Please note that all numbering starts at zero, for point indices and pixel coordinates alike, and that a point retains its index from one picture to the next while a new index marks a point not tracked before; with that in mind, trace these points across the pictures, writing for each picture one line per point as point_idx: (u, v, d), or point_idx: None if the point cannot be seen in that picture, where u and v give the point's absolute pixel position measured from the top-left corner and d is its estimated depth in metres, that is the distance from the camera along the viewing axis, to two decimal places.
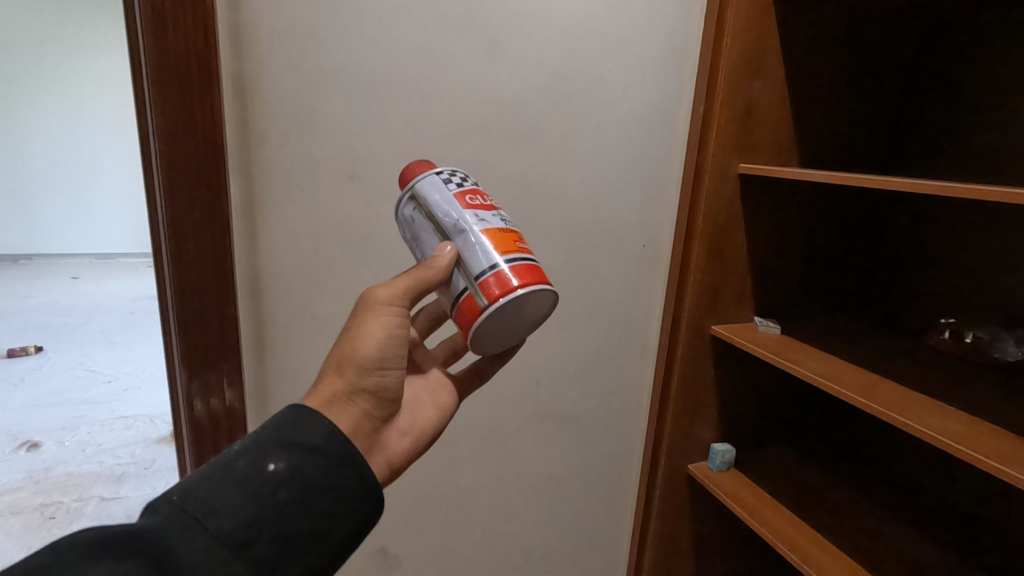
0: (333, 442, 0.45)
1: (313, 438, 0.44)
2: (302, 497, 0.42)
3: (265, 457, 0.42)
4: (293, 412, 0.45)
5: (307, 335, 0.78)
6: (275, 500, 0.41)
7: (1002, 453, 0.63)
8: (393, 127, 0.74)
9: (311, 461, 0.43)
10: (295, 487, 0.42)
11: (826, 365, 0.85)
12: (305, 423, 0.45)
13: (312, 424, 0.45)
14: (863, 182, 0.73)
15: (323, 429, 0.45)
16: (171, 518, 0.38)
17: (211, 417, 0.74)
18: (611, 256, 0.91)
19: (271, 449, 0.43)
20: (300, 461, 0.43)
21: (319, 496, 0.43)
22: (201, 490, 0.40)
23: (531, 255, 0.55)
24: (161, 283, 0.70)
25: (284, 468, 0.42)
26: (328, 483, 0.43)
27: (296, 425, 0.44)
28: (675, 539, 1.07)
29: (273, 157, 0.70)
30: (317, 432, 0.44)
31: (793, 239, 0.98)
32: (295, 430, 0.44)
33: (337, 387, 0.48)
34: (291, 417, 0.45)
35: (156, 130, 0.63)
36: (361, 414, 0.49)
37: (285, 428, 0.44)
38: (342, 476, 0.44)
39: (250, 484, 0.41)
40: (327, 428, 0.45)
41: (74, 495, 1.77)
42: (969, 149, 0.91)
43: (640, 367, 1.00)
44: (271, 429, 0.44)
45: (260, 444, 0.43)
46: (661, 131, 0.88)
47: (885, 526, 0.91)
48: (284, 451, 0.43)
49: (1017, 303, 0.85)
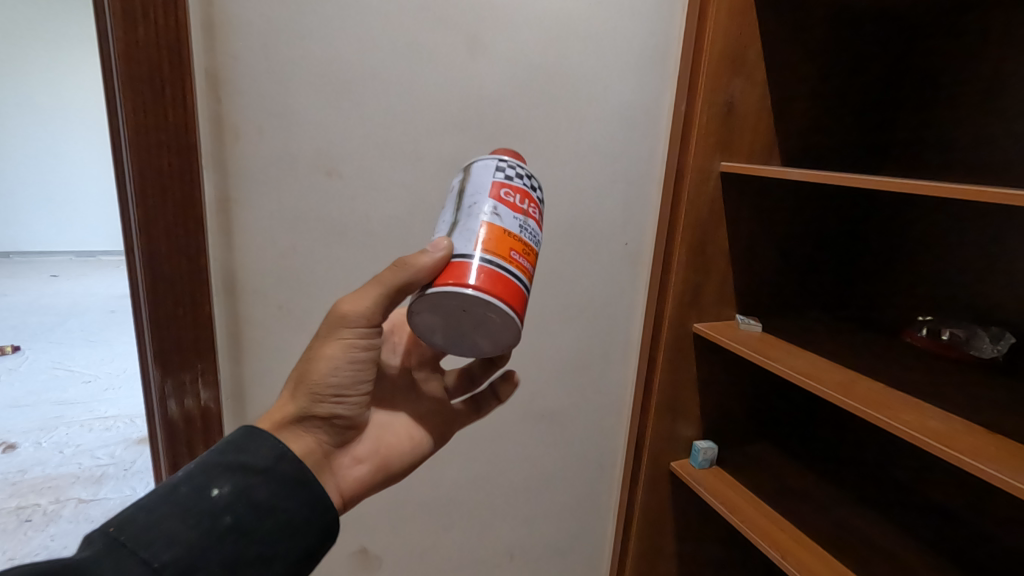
0: (280, 464, 0.46)
1: (259, 460, 0.45)
2: (246, 521, 0.43)
3: (209, 483, 0.43)
4: (241, 434, 0.46)
5: (285, 333, 0.77)
6: (218, 524, 0.42)
7: (976, 450, 0.63)
8: (371, 122, 0.73)
9: (256, 484, 0.44)
10: (239, 511, 0.43)
11: (805, 362, 0.85)
12: (253, 446, 0.46)
13: (260, 445, 0.46)
14: (842, 180, 0.74)
15: (271, 450, 0.46)
16: (110, 549, 0.38)
17: (186, 417, 0.73)
18: (594, 253, 0.91)
19: (216, 473, 0.44)
20: (246, 484, 0.44)
21: (261, 518, 0.43)
22: (140, 520, 0.40)
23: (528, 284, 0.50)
24: (133, 282, 0.68)
25: (229, 492, 0.43)
26: (275, 504, 0.44)
27: (242, 447, 0.45)
28: (658, 537, 1.07)
29: (249, 153, 0.69)
30: (264, 453, 0.45)
31: (775, 238, 0.98)
32: (241, 452, 0.45)
33: (288, 412, 0.49)
34: (237, 439, 0.46)
35: (126, 127, 0.61)
36: (313, 441, 0.50)
37: (232, 452, 0.45)
38: (286, 497, 0.45)
39: (192, 509, 0.41)
40: (275, 448, 0.46)
41: (52, 497, 1.74)
42: (946, 149, 0.92)
43: (622, 365, 1.00)
44: (216, 453, 0.45)
45: (205, 469, 0.44)
46: (643, 129, 0.88)
47: (864, 522, 0.92)
48: (229, 475, 0.44)
49: (993, 300, 0.86)
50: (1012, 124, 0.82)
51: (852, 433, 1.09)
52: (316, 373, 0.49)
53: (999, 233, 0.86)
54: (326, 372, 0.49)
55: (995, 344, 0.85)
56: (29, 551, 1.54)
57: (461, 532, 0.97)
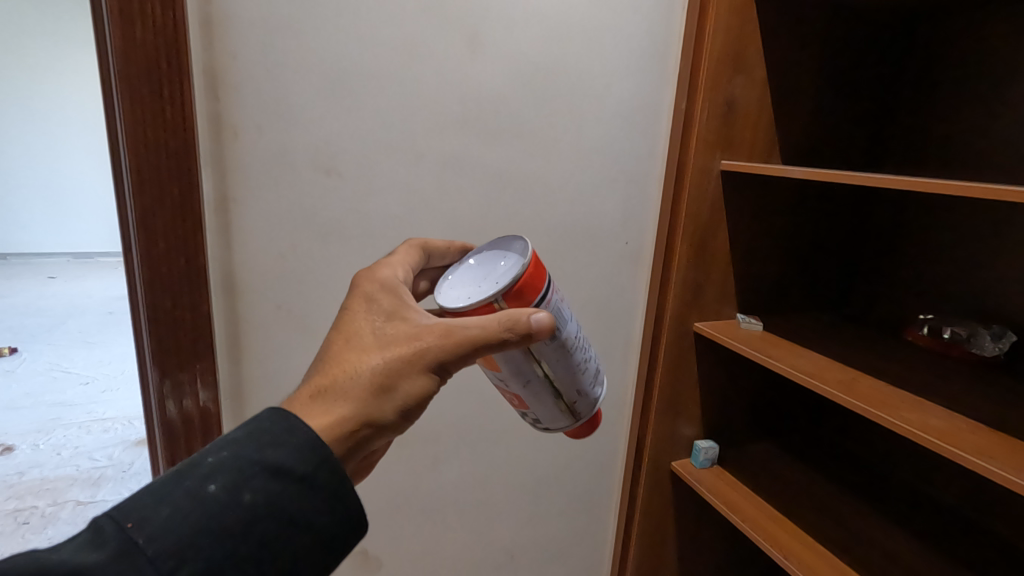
0: (321, 472, 0.37)
1: (298, 465, 0.36)
2: (276, 540, 0.35)
3: (237, 484, 0.35)
4: (280, 425, 0.38)
5: (284, 333, 0.76)
6: (241, 543, 0.34)
7: (981, 449, 0.63)
8: (370, 121, 0.73)
9: (292, 494, 0.36)
10: (269, 528, 0.35)
11: (808, 361, 0.85)
12: (294, 445, 0.37)
13: (302, 445, 0.37)
14: (843, 178, 0.73)
15: (313, 453, 0.37)
16: (115, 556, 0.31)
17: (185, 418, 0.72)
18: (595, 252, 0.91)
19: (249, 473, 0.36)
20: (280, 492, 0.36)
21: (291, 535, 0.35)
22: (161, 518, 0.33)
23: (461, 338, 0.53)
24: (131, 282, 0.68)
25: (261, 500, 0.35)
26: (310, 519, 0.36)
27: (283, 443, 0.37)
28: (659, 537, 1.07)
29: (248, 151, 0.68)
30: (306, 457, 0.37)
31: (775, 236, 0.98)
32: (280, 452, 0.37)
33: (356, 425, 0.40)
34: (277, 430, 0.37)
35: (123, 125, 0.61)
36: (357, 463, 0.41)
37: (269, 448, 0.37)
38: (322, 513, 0.37)
39: (214, 518, 0.34)
40: (319, 450, 0.37)
41: (49, 500, 1.73)
42: (946, 147, 0.92)
43: (623, 364, 1.00)
44: (252, 445, 0.37)
45: (235, 464, 0.36)
46: (644, 127, 0.88)
47: (866, 521, 0.92)
48: (263, 477, 0.36)
49: (994, 298, 0.86)
50: (1012, 121, 0.82)
51: (853, 432, 1.09)
52: (413, 388, 0.43)
53: (999, 231, 0.86)
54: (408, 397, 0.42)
55: (996, 341, 0.85)
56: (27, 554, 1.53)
57: (461, 532, 0.97)
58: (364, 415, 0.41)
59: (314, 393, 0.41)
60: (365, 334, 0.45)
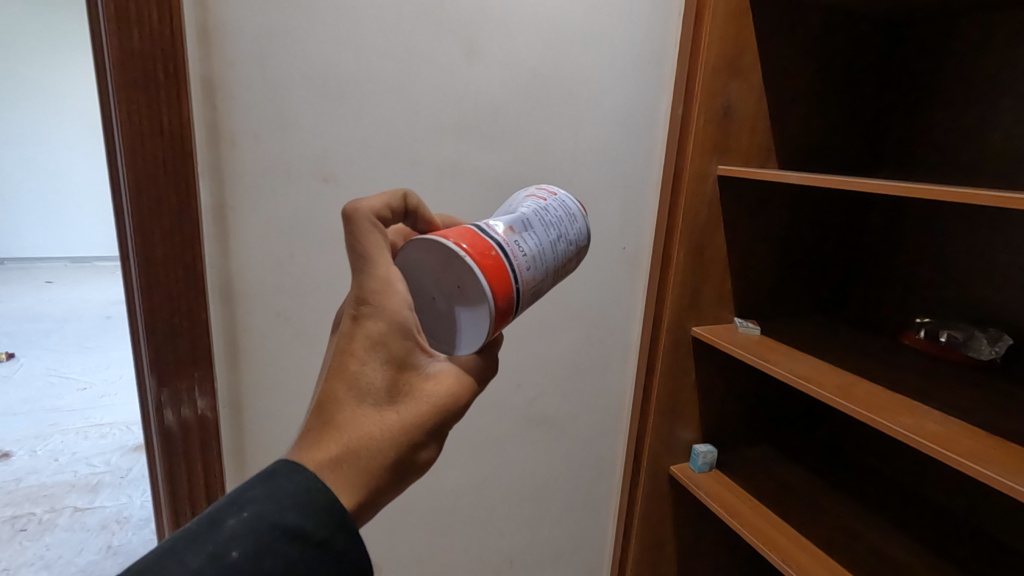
0: (338, 537, 0.39)
1: (317, 531, 0.38)
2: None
3: (258, 550, 0.37)
4: (304, 491, 0.39)
5: (282, 340, 0.76)
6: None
7: (976, 452, 0.63)
8: (368, 128, 0.73)
9: (308, 557, 0.38)
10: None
11: (804, 365, 0.85)
12: (313, 510, 0.39)
13: (323, 510, 0.39)
14: (838, 182, 0.73)
15: (333, 520, 0.39)
16: None
17: (183, 426, 0.72)
18: (593, 257, 0.91)
19: (269, 538, 0.37)
20: (295, 556, 0.38)
21: None
22: None
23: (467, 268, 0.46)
24: (129, 291, 0.68)
25: (275, 564, 0.37)
26: None
27: (303, 507, 0.38)
28: (658, 541, 1.07)
29: (245, 159, 0.68)
30: (325, 521, 0.38)
31: (772, 240, 0.98)
32: (298, 518, 0.38)
33: (376, 493, 0.42)
34: (298, 494, 0.39)
35: (121, 135, 0.61)
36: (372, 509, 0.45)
37: (289, 512, 0.38)
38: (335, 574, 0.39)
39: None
40: (341, 519, 0.39)
41: (47, 506, 1.72)
42: (942, 151, 0.92)
43: (621, 368, 1.00)
44: (273, 508, 0.38)
45: (256, 526, 0.38)
46: (641, 133, 0.88)
47: (864, 525, 0.92)
48: (280, 542, 0.37)
49: (990, 301, 0.86)
50: (1008, 125, 0.82)
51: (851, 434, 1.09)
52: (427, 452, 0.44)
53: (995, 234, 0.86)
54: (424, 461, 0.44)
55: (992, 345, 0.85)
56: (24, 561, 1.53)
57: (461, 537, 0.97)
58: (387, 484, 0.42)
59: (331, 467, 0.40)
60: (376, 396, 0.42)
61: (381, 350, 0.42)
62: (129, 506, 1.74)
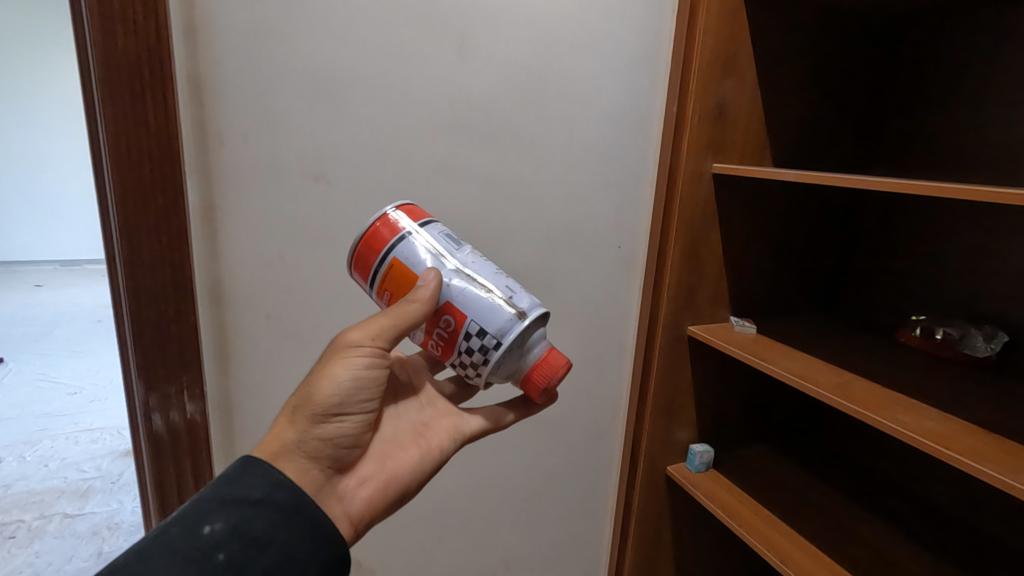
0: (276, 492, 0.45)
1: (254, 492, 0.44)
2: (243, 557, 0.42)
3: (202, 520, 0.43)
4: (239, 462, 0.46)
5: (274, 343, 0.75)
6: (213, 565, 0.41)
7: (975, 450, 0.63)
8: (361, 129, 0.72)
9: (252, 517, 0.44)
10: (235, 549, 0.43)
11: (799, 363, 0.85)
12: (247, 476, 0.45)
13: (256, 473, 0.45)
14: (833, 180, 0.73)
15: (265, 479, 0.45)
16: None
17: (171, 431, 0.70)
18: (587, 257, 0.90)
19: (208, 509, 0.43)
20: (240, 519, 0.43)
21: (260, 550, 0.43)
22: (139, 563, 0.40)
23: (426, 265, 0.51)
24: (116, 292, 0.66)
25: (223, 528, 0.43)
26: (272, 537, 0.44)
27: (239, 479, 0.45)
28: (655, 543, 1.06)
29: (234, 157, 0.67)
30: (259, 483, 0.45)
31: (768, 239, 0.98)
32: (231, 487, 0.45)
33: (290, 436, 0.48)
34: (231, 469, 0.46)
35: (105, 133, 0.59)
36: (315, 466, 0.49)
37: (227, 485, 0.45)
38: (284, 529, 0.44)
39: (185, 548, 0.42)
40: (270, 478, 0.45)
41: (36, 513, 1.71)
42: (937, 149, 0.92)
43: (617, 369, 0.99)
44: (215, 486, 0.45)
45: (201, 504, 0.44)
46: (635, 130, 0.87)
47: (862, 524, 0.92)
48: (221, 511, 0.43)
49: (986, 299, 0.86)
50: (1002, 123, 0.82)
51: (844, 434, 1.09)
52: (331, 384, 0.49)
53: (991, 231, 0.86)
54: (333, 390, 0.49)
55: (988, 341, 0.85)
56: (13, 569, 1.51)
57: (456, 542, 0.95)
58: (298, 426, 0.48)
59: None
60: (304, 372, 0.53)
61: None
62: (120, 512, 1.73)
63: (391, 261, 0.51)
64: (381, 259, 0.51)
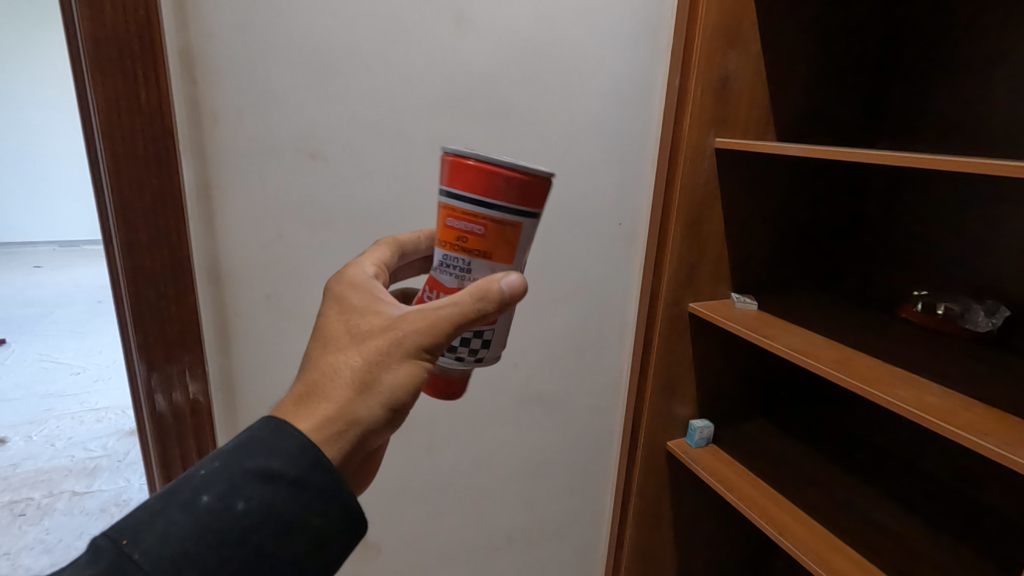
0: (315, 471, 0.37)
1: (288, 468, 0.37)
2: (274, 546, 0.36)
3: (230, 494, 0.36)
4: (272, 429, 0.38)
5: (275, 322, 0.75)
6: (236, 551, 0.35)
7: (973, 424, 0.63)
8: (357, 106, 0.71)
9: (287, 500, 0.36)
10: (265, 535, 0.36)
11: (800, 339, 0.85)
12: (281, 444, 0.38)
13: (290, 443, 0.38)
14: (838, 154, 0.72)
15: (301, 450, 0.38)
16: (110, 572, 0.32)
17: (174, 411, 0.70)
18: (588, 234, 0.90)
19: (239, 481, 0.36)
20: (272, 498, 0.36)
21: (292, 538, 0.36)
22: (158, 534, 0.34)
23: (507, 234, 0.46)
24: (114, 273, 0.66)
25: (253, 506, 0.36)
26: (306, 524, 0.37)
27: (274, 448, 0.37)
28: (655, 517, 1.08)
29: (229, 136, 0.66)
30: (295, 459, 0.37)
31: (770, 215, 0.97)
32: (263, 457, 0.37)
33: (343, 428, 0.40)
34: (264, 434, 0.38)
35: (97, 111, 0.58)
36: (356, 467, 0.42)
37: (260, 452, 0.37)
38: (322, 518, 0.37)
39: (209, 525, 0.35)
40: (310, 458, 0.38)
41: (44, 491, 1.73)
42: (943, 121, 0.90)
43: (618, 346, 0.99)
44: (246, 450, 0.38)
45: (228, 473, 0.37)
46: (636, 104, 0.86)
47: (859, 497, 0.93)
48: (252, 485, 0.36)
49: (989, 273, 0.86)
50: (1011, 94, 0.81)
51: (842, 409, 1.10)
52: (399, 377, 0.41)
53: (995, 205, 0.85)
54: (403, 388, 0.41)
55: (989, 317, 0.85)
56: (24, 545, 1.54)
57: (460, 518, 0.96)
58: (353, 419, 0.40)
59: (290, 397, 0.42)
60: (343, 334, 0.43)
61: (340, 302, 0.45)
62: (127, 490, 1.76)
63: (477, 218, 0.45)
64: (477, 201, 0.44)
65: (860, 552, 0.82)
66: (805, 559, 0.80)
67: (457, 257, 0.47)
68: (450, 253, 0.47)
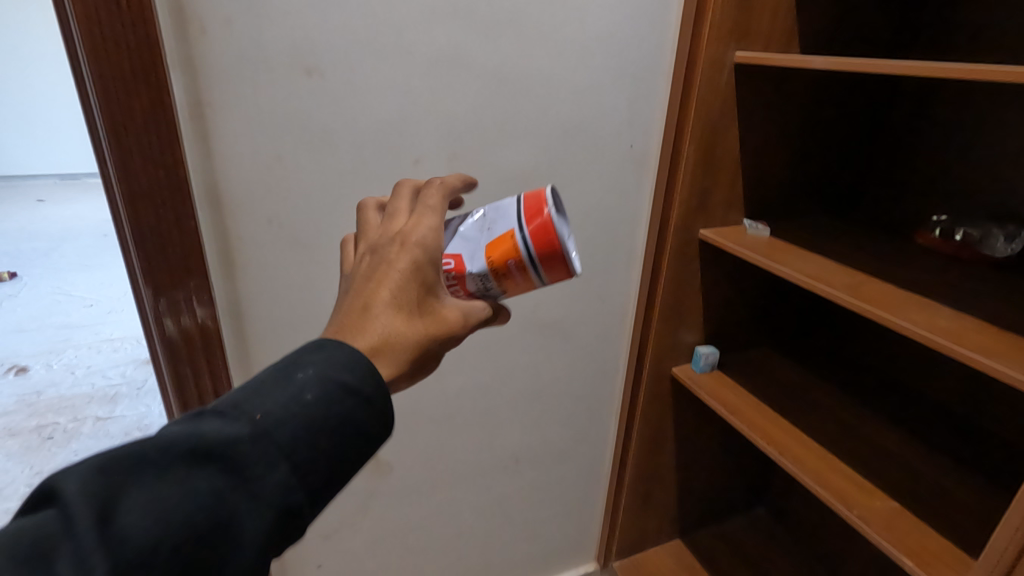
0: (349, 385, 0.38)
1: (322, 382, 0.37)
2: (299, 456, 0.35)
3: (262, 413, 0.35)
4: (333, 361, 0.39)
5: (278, 247, 0.72)
6: (266, 456, 0.34)
7: (988, 347, 0.62)
8: (351, 15, 0.66)
9: (319, 407, 0.36)
10: (293, 447, 0.35)
11: (813, 264, 0.84)
12: (318, 364, 0.38)
13: (333, 368, 0.38)
14: (866, 65, 0.67)
15: (346, 373, 0.38)
16: (146, 483, 0.32)
17: (184, 335, 0.70)
18: (597, 156, 0.86)
19: (275, 406, 0.36)
20: (301, 404, 0.36)
21: (318, 455, 0.36)
22: (189, 450, 0.33)
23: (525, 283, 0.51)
24: (111, 195, 0.64)
25: (280, 415, 0.36)
26: (328, 429, 0.37)
27: (311, 372, 0.37)
28: (658, 435, 1.14)
29: (217, 48, 0.62)
30: (334, 376, 0.38)
31: (787, 137, 0.93)
32: (300, 379, 0.37)
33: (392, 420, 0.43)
34: (306, 355, 0.38)
35: (77, 18, 0.55)
36: None
37: (289, 372, 0.37)
38: (343, 431, 0.37)
39: (236, 442, 0.34)
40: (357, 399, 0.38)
41: (70, 416, 1.81)
42: (981, 31, 0.84)
43: (627, 274, 0.97)
44: (278, 368, 0.37)
45: (263, 388, 0.36)
46: (652, 13, 0.79)
47: (861, 421, 0.95)
48: (279, 403, 0.36)
49: (1016, 197, 0.82)
50: None
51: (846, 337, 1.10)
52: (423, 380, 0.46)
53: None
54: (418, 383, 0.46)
55: (1009, 242, 0.84)
56: (56, 465, 1.62)
57: (469, 439, 0.99)
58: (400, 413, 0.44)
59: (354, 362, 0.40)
60: (410, 310, 0.43)
61: (416, 266, 0.44)
62: (148, 415, 1.83)
63: (524, 271, 0.50)
64: (534, 258, 0.50)
65: (860, 472, 0.85)
66: (806, 478, 0.83)
67: (490, 278, 0.51)
68: (487, 273, 0.51)
